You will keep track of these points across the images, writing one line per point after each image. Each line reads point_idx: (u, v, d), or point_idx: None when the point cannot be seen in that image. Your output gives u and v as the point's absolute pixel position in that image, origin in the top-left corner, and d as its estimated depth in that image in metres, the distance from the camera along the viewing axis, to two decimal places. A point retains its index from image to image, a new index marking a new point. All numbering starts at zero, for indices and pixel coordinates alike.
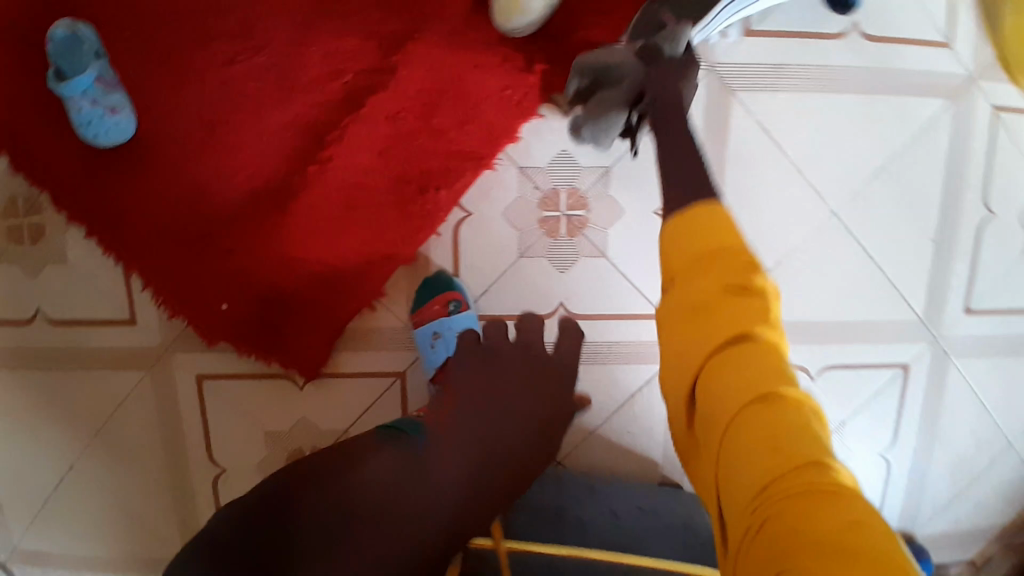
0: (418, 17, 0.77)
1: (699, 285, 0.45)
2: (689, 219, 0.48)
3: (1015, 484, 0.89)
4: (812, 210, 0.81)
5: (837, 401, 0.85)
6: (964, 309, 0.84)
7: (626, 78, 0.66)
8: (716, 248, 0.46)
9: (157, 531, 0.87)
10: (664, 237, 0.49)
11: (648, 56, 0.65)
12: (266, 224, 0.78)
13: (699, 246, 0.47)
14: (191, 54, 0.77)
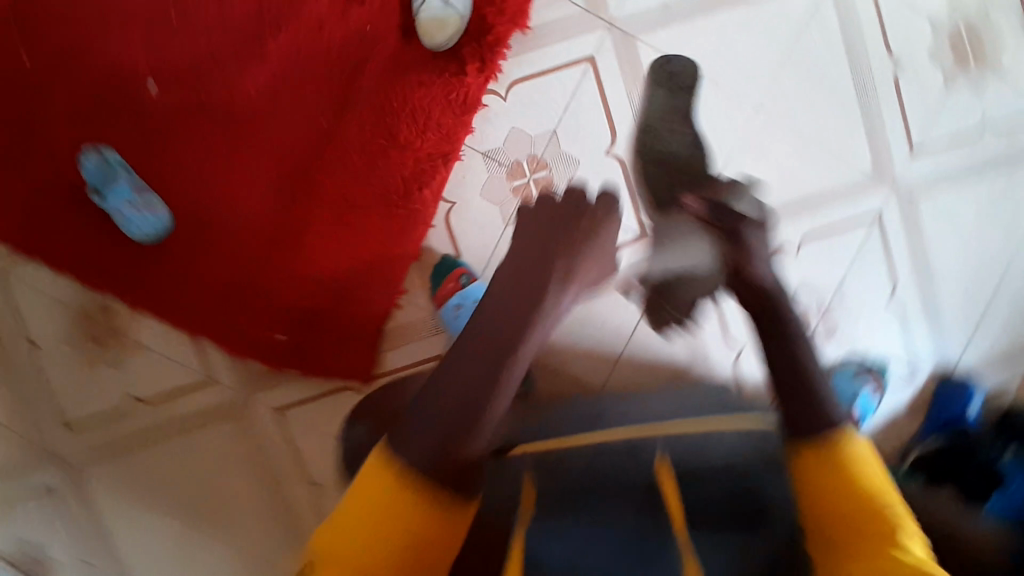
0: (358, 59, 0.90)
1: (846, 508, 0.50)
2: (838, 469, 0.53)
3: (1017, 287, 0.98)
4: (741, 108, 0.92)
5: (826, 267, 0.95)
6: (910, 149, 0.94)
7: (702, 287, 0.91)
8: (867, 507, 0.50)
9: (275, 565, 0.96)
10: (807, 478, 0.54)
11: (720, 211, 0.81)
12: (292, 263, 0.92)
13: (850, 503, 0.50)
14: (188, 148, 0.90)
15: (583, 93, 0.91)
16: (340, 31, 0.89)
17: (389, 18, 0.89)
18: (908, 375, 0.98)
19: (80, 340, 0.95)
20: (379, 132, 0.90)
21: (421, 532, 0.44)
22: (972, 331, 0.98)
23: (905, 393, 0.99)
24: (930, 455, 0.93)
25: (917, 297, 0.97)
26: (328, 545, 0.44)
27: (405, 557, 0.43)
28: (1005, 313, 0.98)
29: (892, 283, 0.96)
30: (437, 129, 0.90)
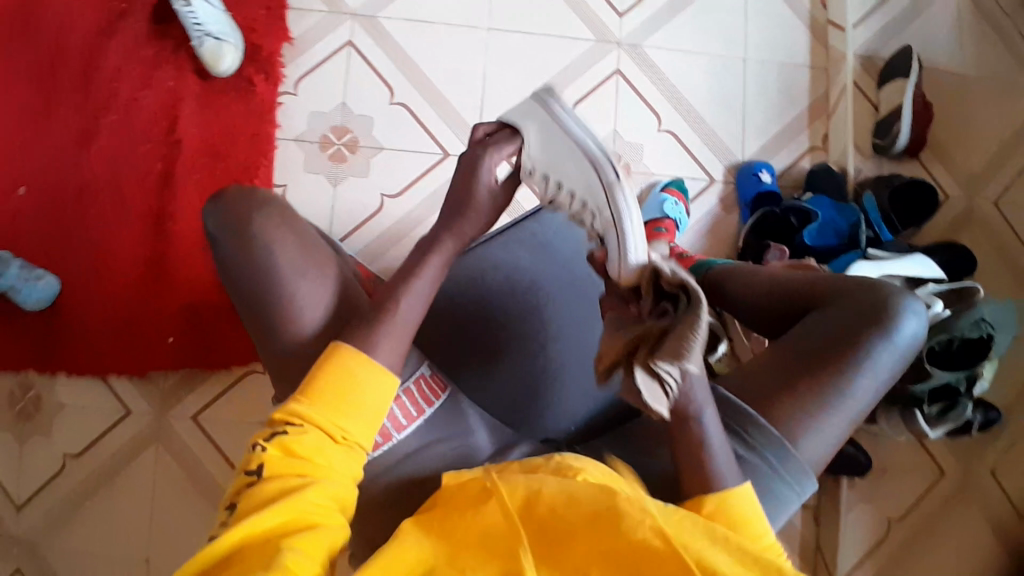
0: (168, 106, 1.08)
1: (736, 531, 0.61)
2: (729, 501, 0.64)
3: (760, 79, 1.15)
4: (477, 35, 1.14)
5: (597, 116, 1.13)
6: (619, 15, 1.16)
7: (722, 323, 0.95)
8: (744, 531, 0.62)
9: None
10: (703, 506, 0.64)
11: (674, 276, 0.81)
12: (167, 279, 1.07)
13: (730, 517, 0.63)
14: (54, 223, 1.06)
15: (355, 69, 1.13)
16: (145, 92, 1.08)
17: (182, 67, 1.09)
18: (707, 181, 1.14)
19: (7, 423, 1.05)
20: (203, 152, 1.08)
21: (371, 389, 0.60)
22: (743, 130, 1.15)
23: (712, 195, 1.14)
24: (757, 228, 1.08)
25: (681, 119, 1.14)
26: (304, 403, 0.58)
27: (361, 411, 0.59)
28: (762, 107, 1.15)
29: (656, 117, 1.14)
30: (250, 134, 1.09)
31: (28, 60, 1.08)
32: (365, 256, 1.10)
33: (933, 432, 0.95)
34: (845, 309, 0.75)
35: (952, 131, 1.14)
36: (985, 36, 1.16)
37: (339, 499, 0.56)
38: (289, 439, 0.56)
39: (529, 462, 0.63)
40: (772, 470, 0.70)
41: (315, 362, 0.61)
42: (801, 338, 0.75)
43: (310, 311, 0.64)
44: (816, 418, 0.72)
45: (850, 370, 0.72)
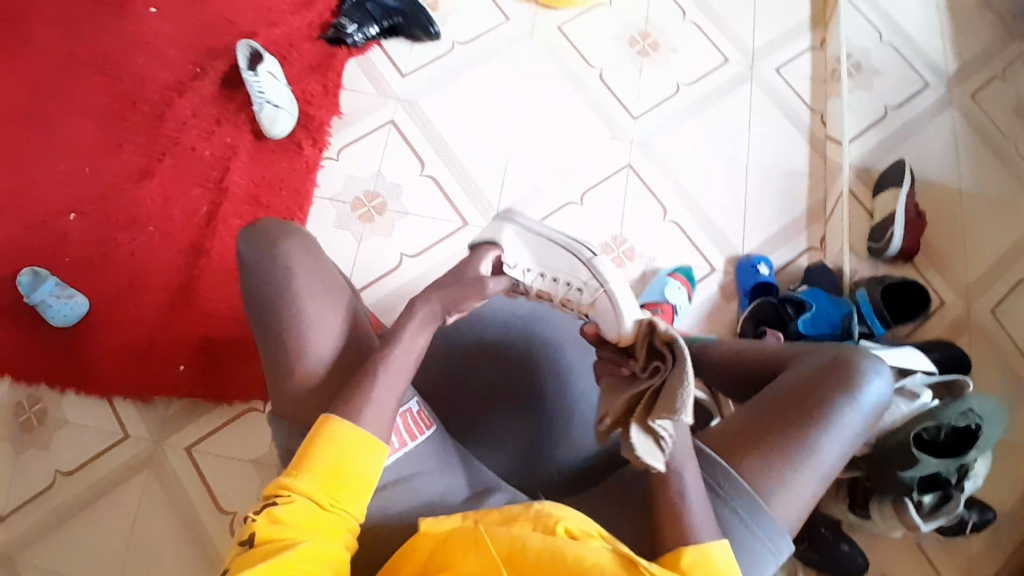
0: (222, 158, 1.20)
1: None
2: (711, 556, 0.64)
3: (760, 184, 1.25)
4: (505, 124, 1.27)
5: (607, 203, 1.23)
6: (634, 119, 1.29)
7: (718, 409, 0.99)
8: None
9: None
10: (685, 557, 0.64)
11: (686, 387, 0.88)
12: (188, 310, 1.13)
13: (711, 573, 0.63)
14: (98, 250, 1.15)
15: (393, 143, 1.25)
16: (204, 144, 1.21)
17: (240, 126, 1.22)
18: (708, 270, 1.20)
19: (9, 433, 1.08)
20: (246, 200, 1.18)
21: (354, 456, 0.64)
22: (743, 227, 1.23)
23: (713, 283, 1.20)
24: (754, 315, 1.13)
25: (685, 212, 1.23)
26: (293, 474, 0.63)
27: (347, 479, 0.64)
28: (762, 208, 1.24)
29: (662, 208, 1.23)
30: (290, 188, 1.20)
31: (108, 109, 1.23)
32: (379, 308, 1.16)
33: (926, 525, 0.93)
34: (811, 369, 0.78)
35: (944, 244, 1.20)
36: (972, 163, 1.26)
37: (324, 557, 0.59)
38: (278, 508, 0.60)
39: (510, 510, 0.70)
40: (743, 523, 0.70)
41: (306, 438, 0.66)
42: (771, 395, 0.77)
43: (330, 326, 0.73)
44: (785, 472, 0.71)
45: (816, 425, 0.73)
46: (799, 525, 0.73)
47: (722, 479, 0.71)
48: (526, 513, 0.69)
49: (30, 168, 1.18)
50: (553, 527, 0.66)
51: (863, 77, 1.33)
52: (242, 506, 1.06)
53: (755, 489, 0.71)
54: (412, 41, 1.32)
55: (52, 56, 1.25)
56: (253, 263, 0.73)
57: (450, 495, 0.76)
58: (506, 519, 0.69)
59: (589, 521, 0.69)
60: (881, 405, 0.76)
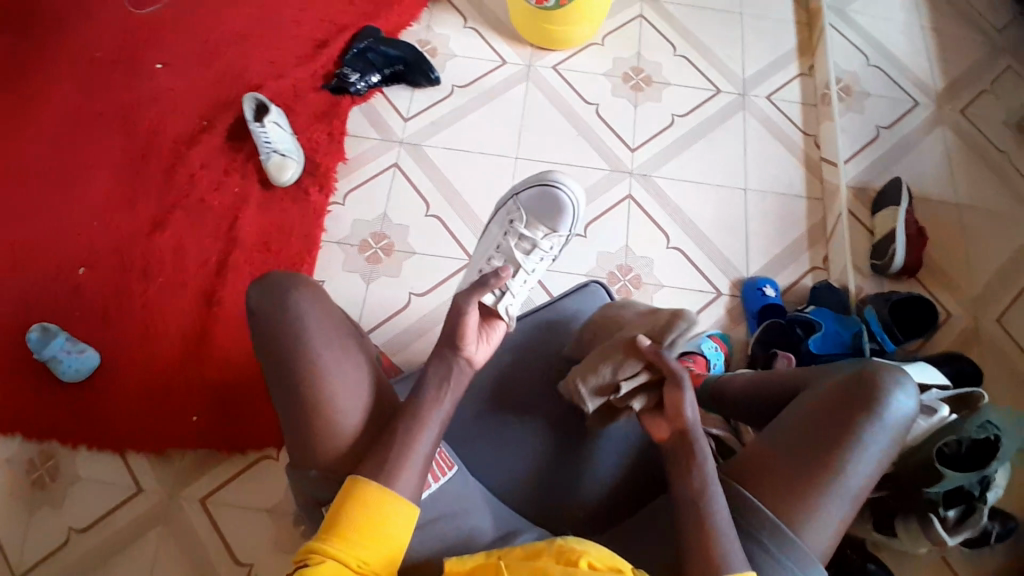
0: (232, 208, 1.23)
1: None
2: None
3: (758, 208, 1.27)
4: (506, 162, 1.30)
5: (610, 234, 1.25)
6: (632, 151, 1.32)
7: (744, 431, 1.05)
8: None
9: None
10: None
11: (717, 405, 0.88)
12: (200, 359, 1.13)
13: None
14: (110, 303, 1.16)
15: (398, 185, 1.28)
16: (213, 195, 1.24)
17: (249, 176, 1.25)
18: (714, 294, 1.21)
19: (22, 489, 1.07)
20: (256, 248, 1.21)
21: (382, 518, 0.67)
22: (746, 251, 1.24)
23: (720, 307, 1.21)
24: (763, 338, 1.13)
25: (688, 238, 1.25)
26: (323, 537, 0.65)
27: (373, 538, 0.66)
28: (764, 232, 1.26)
29: (665, 236, 1.25)
30: (298, 234, 1.22)
31: (119, 165, 1.26)
32: (391, 347, 1.17)
33: (953, 539, 0.93)
34: (831, 390, 0.77)
35: (946, 258, 1.21)
36: (966, 178, 1.28)
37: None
38: (309, 569, 0.63)
39: (533, 545, 0.69)
40: (777, 559, 0.71)
41: (337, 499, 0.69)
42: (788, 425, 0.77)
43: (349, 362, 0.74)
44: (813, 502, 0.72)
45: (840, 452, 0.72)
46: (833, 549, 0.74)
47: (753, 518, 0.72)
48: (549, 548, 0.68)
49: (43, 225, 1.21)
50: (575, 562, 0.66)
51: (854, 100, 1.36)
52: (260, 554, 1.05)
53: (785, 526, 0.71)
54: (413, 87, 1.36)
55: (64, 117, 1.29)
56: (262, 303, 0.74)
57: (477, 534, 0.77)
58: (528, 554, 0.68)
59: (612, 553, 0.68)
60: (907, 422, 0.75)
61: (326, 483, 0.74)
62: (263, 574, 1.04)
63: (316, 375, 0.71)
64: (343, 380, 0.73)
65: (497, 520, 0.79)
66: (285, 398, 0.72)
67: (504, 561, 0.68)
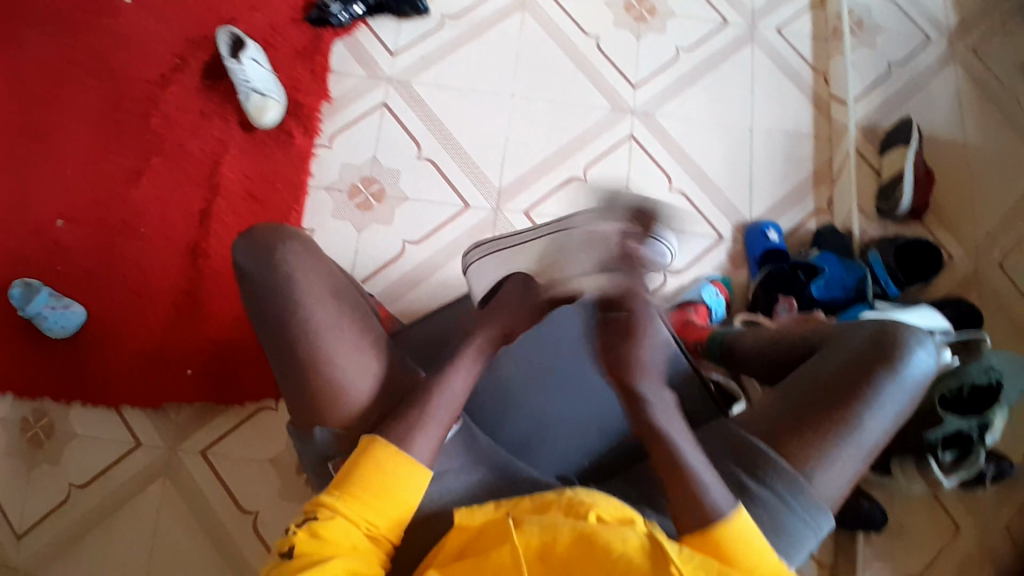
0: (213, 153, 1.17)
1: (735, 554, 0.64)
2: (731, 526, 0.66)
3: (763, 147, 1.23)
4: (502, 100, 1.24)
5: (609, 177, 1.21)
6: (633, 87, 1.26)
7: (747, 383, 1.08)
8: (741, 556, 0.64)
9: None
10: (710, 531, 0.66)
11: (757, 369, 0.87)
12: (190, 313, 1.10)
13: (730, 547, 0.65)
14: (91, 256, 1.11)
15: (387, 125, 1.22)
16: (193, 139, 1.17)
17: (228, 118, 1.18)
18: (716, 238, 1.19)
19: (17, 448, 1.05)
20: (241, 195, 1.15)
21: (392, 481, 0.66)
22: (749, 193, 1.21)
23: (722, 252, 1.19)
24: (766, 283, 1.12)
25: (690, 180, 1.21)
26: (332, 493, 0.64)
27: (380, 499, 0.65)
28: (768, 172, 1.22)
29: (667, 177, 1.21)
30: (285, 181, 1.17)
31: (88, 108, 1.18)
32: (388, 297, 1.14)
33: (948, 480, 0.96)
34: (852, 349, 0.77)
35: (952, 199, 1.19)
36: (976, 116, 1.25)
37: (356, 570, 0.59)
38: (319, 524, 0.62)
39: (543, 497, 0.70)
40: (788, 505, 0.72)
41: (350, 458, 0.67)
42: (805, 380, 0.77)
43: (351, 324, 0.71)
44: (828, 454, 0.72)
45: (857, 406, 0.73)
46: (842, 498, 0.75)
47: (767, 466, 0.73)
48: (558, 501, 0.69)
49: (11, 175, 1.14)
50: (584, 515, 0.67)
51: (865, 32, 1.30)
52: (265, 503, 1.06)
53: (798, 474, 0.72)
54: (399, 18, 1.27)
55: (23, 56, 1.20)
56: (253, 263, 0.70)
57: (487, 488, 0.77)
58: (537, 507, 0.70)
59: (620, 505, 0.70)
60: (925, 378, 0.76)
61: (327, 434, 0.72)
62: (269, 522, 1.05)
63: (319, 341, 0.69)
64: (344, 342, 0.70)
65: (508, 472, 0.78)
66: (287, 365, 0.70)
67: (513, 510, 0.70)
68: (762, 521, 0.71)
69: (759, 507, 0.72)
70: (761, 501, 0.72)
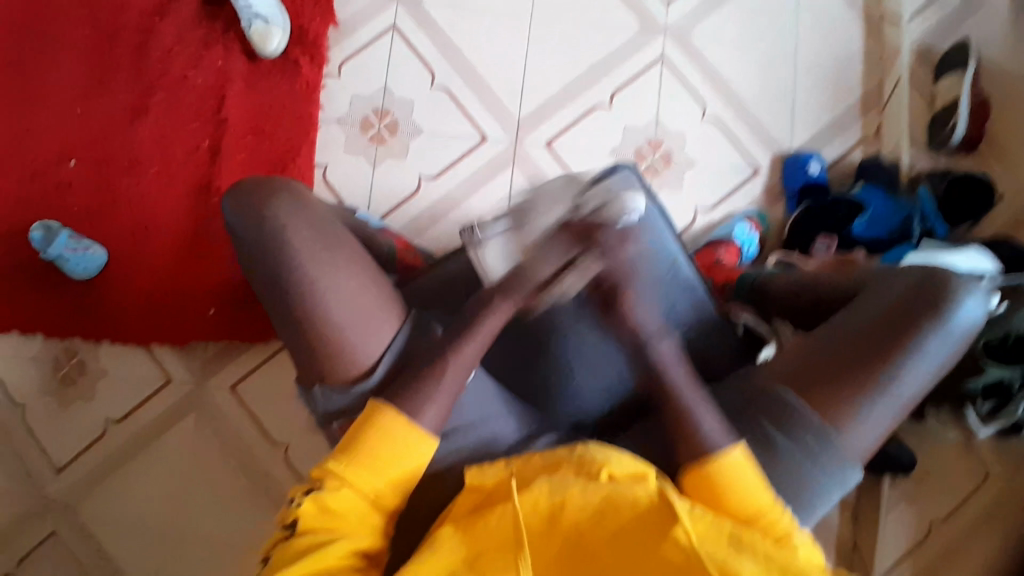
0: (220, 84, 1.11)
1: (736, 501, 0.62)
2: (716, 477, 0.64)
3: (806, 70, 1.13)
4: (520, 21, 1.15)
5: (637, 104, 1.13)
6: (664, 5, 1.16)
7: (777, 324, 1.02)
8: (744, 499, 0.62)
9: (260, 530, 1.03)
10: (707, 484, 0.64)
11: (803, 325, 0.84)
12: (206, 253, 1.09)
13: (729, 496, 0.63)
14: (105, 197, 1.09)
15: (398, 51, 1.14)
16: (195, 71, 1.12)
17: (231, 47, 1.12)
18: (752, 171, 1.11)
19: (46, 386, 1.07)
20: (249, 131, 1.11)
21: (399, 446, 0.64)
22: (790, 121, 1.12)
23: (758, 185, 1.11)
24: (803, 218, 1.04)
25: (725, 107, 1.13)
26: (339, 459, 0.63)
27: (387, 467, 0.64)
28: (810, 97, 1.12)
29: (700, 105, 1.13)
30: (294, 113, 1.11)
31: (87, 40, 1.13)
32: (412, 231, 1.09)
33: (985, 428, 0.92)
34: (893, 297, 0.71)
35: (1014, 123, 1.08)
36: None
37: (357, 549, 0.60)
38: (325, 495, 0.61)
39: (553, 455, 0.67)
40: (816, 459, 0.67)
41: (355, 421, 0.66)
42: (841, 328, 0.71)
43: (349, 278, 0.68)
44: (859, 406, 0.67)
45: (893, 359, 0.67)
46: (873, 454, 0.69)
47: (793, 417, 0.68)
48: (570, 459, 0.66)
49: (18, 112, 1.11)
50: (596, 475, 0.64)
51: None
52: (292, 437, 1.06)
53: (828, 428, 0.67)
54: None
55: None
56: (250, 217, 0.68)
57: (499, 438, 0.74)
58: (547, 466, 0.67)
59: (635, 461, 0.66)
60: (969, 329, 0.69)
61: (333, 399, 0.68)
62: (298, 455, 1.06)
63: (322, 304, 0.67)
64: (348, 296, 0.67)
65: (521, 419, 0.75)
66: (289, 325, 0.68)
67: (522, 470, 0.67)
68: (785, 475, 0.67)
69: (781, 458, 0.67)
70: (783, 453, 0.67)
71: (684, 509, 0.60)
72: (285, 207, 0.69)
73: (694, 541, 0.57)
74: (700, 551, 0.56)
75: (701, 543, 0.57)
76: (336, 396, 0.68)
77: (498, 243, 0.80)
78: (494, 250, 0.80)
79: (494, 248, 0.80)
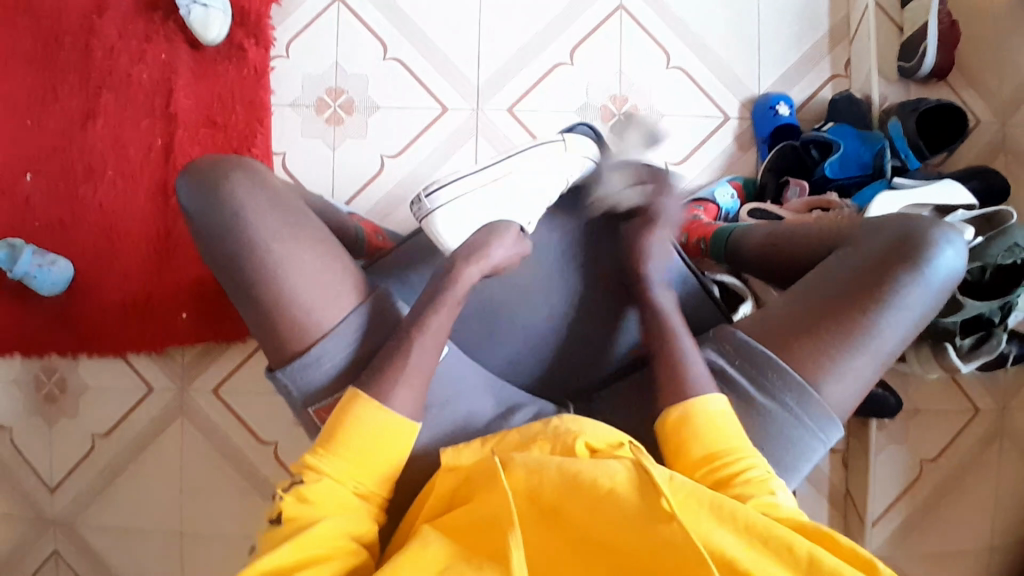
0: (164, 78, 1.07)
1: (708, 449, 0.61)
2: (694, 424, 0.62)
3: (769, 8, 1.09)
4: None
5: (598, 59, 1.09)
6: None
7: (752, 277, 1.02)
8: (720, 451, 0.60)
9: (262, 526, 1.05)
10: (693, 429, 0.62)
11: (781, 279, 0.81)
12: (170, 255, 1.06)
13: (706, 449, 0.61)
14: (60, 208, 1.06)
15: (345, 23, 1.10)
16: (139, 67, 1.07)
17: (172, 38, 1.07)
18: (721, 119, 1.08)
19: (35, 405, 1.08)
20: (201, 123, 1.07)
21: (378, 435, 0.61)
22: (757, 64, 1.09)
23: (728, 133, 1.08)
24: (775, 165, 1.03)
25: (690, 54, 1.09)
26: (318, 453, 0.61)
27: (367, 455, 0.61)
28: (776, 36, 1.09)
29: (664, 54, 1.09)
30: (245, 99, 1.08)
31: (24, 45, 1.08)
32: (377, 214, 1.08)
33: (965, 365, 0.91)
34: (873, 244, 0.67)
35: (984, 47, 1.05)
36: None
37: (344, 534, 0.57)
38: (307, 487, 0.59)
39: (530, 430, 0.64)
40: (798, 419, 0.65)
41: (336, 411, 0.63)
42: (820, 278, 0.68)
43: (308, 271, 0.65)
44: (841, 360, 0.64)
45: (876, 310, 0.64)
46: (856, 408, 0.67)
47: (773, 374, 0.65)
48: (546, 433, 0.63)
49: None
50: (573, 449, 0.61)
51: None
52: (282, 434, 1.07)
53: (809, 386, 0.64)
54: None
55: None
56: (199, 216, 0.66)
57: (479, 415, 0.70)
58: (523, 442, 0.64)
59: (612, 433, 0.64)
60: (951, 280, 0.66)
61: (308, 384, 0.66)
62: (289, 449, 1.07)
63: (284, 308, 0.65)
64: (305, 297, 0.65)
65: (497, 402, 0.73)
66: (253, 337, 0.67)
67: (501, 450, 0.64)
68: (767, 436, 0.65)
69: (761, 417, 0.66)
70: (765, 414, 0.65)
71: (665, 479, 0.57)
72: (250, 180, 0.65)
73: (678, 511, 0.54)
74: (684, 522, 0.53)
75: (679, 512, 0.54)
76: (315, 381, 0.66)
77: (451, 211, 0.78)
78: (444, 221, 0.78)
79: (445, 219, 0.78)
